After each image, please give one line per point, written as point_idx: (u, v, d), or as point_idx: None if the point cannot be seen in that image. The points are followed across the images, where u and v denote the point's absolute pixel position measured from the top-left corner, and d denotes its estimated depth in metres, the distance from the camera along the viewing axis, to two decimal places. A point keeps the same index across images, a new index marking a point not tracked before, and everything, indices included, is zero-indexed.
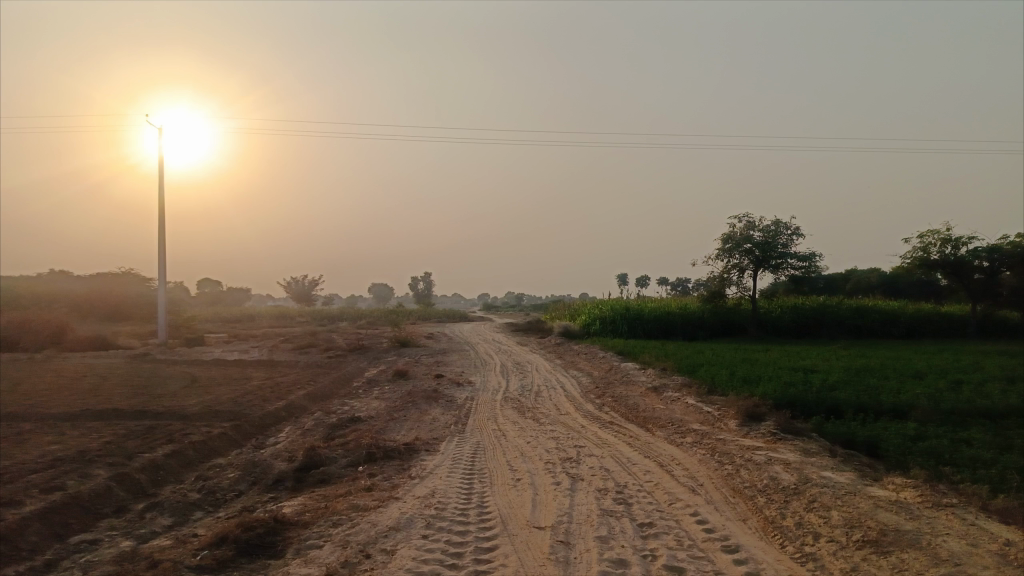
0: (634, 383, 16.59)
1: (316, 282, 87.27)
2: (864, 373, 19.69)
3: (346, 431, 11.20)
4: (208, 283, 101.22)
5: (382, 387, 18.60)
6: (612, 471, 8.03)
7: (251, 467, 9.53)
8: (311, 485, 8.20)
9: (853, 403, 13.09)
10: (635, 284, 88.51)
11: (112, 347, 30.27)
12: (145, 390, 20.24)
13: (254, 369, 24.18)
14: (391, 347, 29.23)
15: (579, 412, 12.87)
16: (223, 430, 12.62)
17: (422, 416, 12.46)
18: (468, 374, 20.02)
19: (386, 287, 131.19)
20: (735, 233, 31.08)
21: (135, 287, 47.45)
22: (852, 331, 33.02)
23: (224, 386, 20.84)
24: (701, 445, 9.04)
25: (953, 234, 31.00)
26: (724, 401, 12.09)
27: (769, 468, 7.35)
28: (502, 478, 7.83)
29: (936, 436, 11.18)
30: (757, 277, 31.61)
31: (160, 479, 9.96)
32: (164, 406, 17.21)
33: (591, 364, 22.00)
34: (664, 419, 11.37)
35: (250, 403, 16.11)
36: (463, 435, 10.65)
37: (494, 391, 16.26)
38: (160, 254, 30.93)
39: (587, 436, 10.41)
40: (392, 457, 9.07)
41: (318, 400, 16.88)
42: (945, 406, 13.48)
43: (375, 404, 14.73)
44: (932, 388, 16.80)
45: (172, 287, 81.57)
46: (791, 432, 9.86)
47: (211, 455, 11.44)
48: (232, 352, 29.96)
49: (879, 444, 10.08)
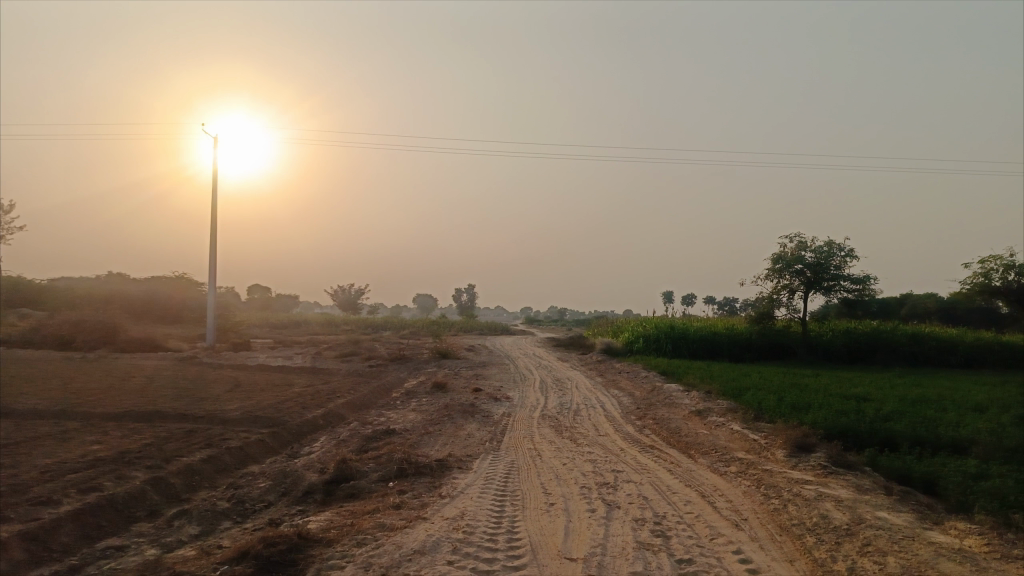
0: (677, 405, 16.13)
1: (362, 291, 88.28)
2: (921, 404, 18.77)
3: (380, 444, 11.06)
4: (258, 289, 103.44)
5: (420, 399, 18.47)
6: (650, 499, 7.68)
7: (283, 477, 9.43)
8: (339, 499, 8.04)
9: (908, 436, 12.44)
10: (681, 303, 87.38)
11: (161, 349, 30.92)
12: (189, 393, 20.50)
13: (297, 376, 24.36)
14: (431, 358, 29.18)
15: (619, 433, 12.51)
16: (260, 437, 12.61)
17: (457, 431, 12.27)
18: (507, 389, 19.77)
19: (430, 298, 132.23)
20: (786, 253, 30.25)
21: (188, 291, 48.60)
22: (907, 358, 31.77)
23: (265, 392, 21.00)
24: (746, 476, 8.60)
25: (1017, 261, 29.61)
26: (771, 429, 11.60)
27: (819, 505, 6.89)
28: (535, 502, 7.54)
29: (1000, 475, 10.50)
30: (807, 298, 30.68)
31: (194, 485, 9.94)
32: (206, 409, 17.38)
33: (633, 383, 21.56)
34: (706, 446, 10.93)
35: (289, 409, 16.13)
36: (498, 453, 10.40)
37: (531, 407, 15.99)
38: (210, 259, 31.50)
39: (626, 460, 10.06)
40: (423, 473, 8.86)
41: (356, 409, 16.83)
42: (1009, 443, 12.71)
43: (412, 416, 14.58)
44: (995, 422, 15.91)
45: (224, 292, 83.53)
46: (842, 465, 9.34)
47: (246, 462, 11.41)
48: (277, 358, 30.30)
49: (937, 482, 9.48)
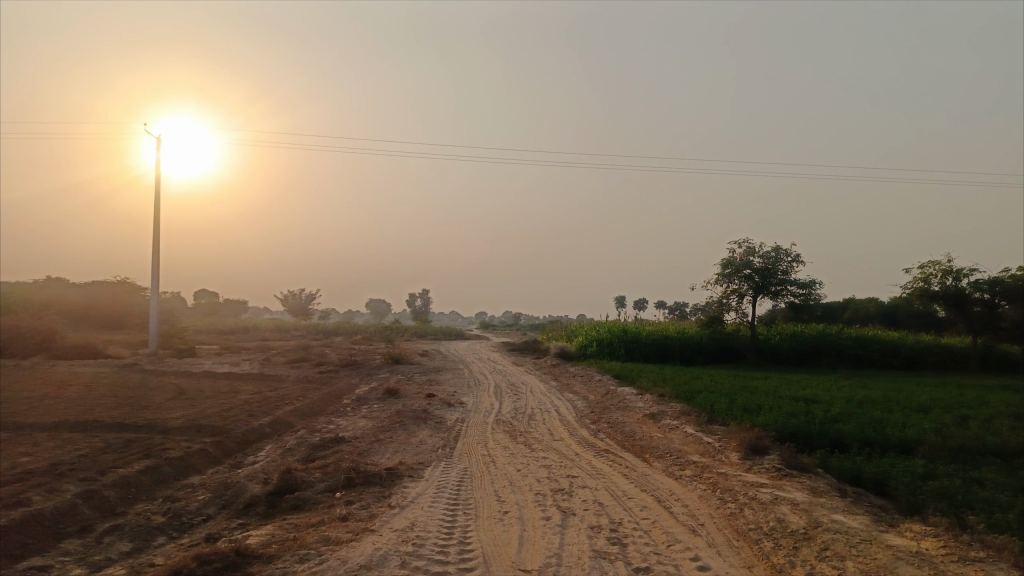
0: (631, 409, 16.09)
1: (313, 295, 86.78)
2: (867, 405, 19.14)
3: (328, 453, 10.68)
4: (205, 294, 100.90)
5: (371, 406, 18.05)
6: (606, 505, 7.51)
7: (224, 489, 8.97)
8: (283, 512, 7.66)
9: (857, 437, 12.59)
10: (633, 307, 88.30)
11: (101, 356, 29.71)
12: (130, 401, 19.65)
13: (244, 382, 23.61)
14: (383, 364, 28.67)
15: (574, 437, 12.37)
16: (203, 446, 12.07)
17: (409, 438, 11.95)
18: (460, 394, 19.49)
19: (383, 303, 130.95)
20: (735, 258, 30.72)
21: (131, 295, 46.97)
22: (852, 361, 32.52)
23: (211, 399, 20.30)
24: (702, 480, 8.50)
25: (954, 266, 30.71)
26: (725, 431, 11.59)
27: (776, 509, 6.81)
28: (488, 511, 7.29)
29: (946, 475, 10.70)
30: (755, 303, 31.14)
31: (130, 497, 9.40)
32: (146, 418, 16.67)
33: (587, 387, 21.50)
34: (661, 449, 10.85)
35: (234, 418, 15.53)
36: (450, 461, 10.11)
37: (485, 412, 15.74)
38: (152, 263, 30.38)
39: (581, 465, 9.90)
40: (372, 483, 8.53)
41: (305, 417, 16.33)
42: (953, 443, 12.98)
43: (363, 423, 14.18)
44: (938, 422, 16.31)
45: (169, 297, 81.23)
46: (796, 468, 9.33)
47: (188, 473, 10.89)
48: (223, 364, 29.41)
49: (887, 483, 9.58)
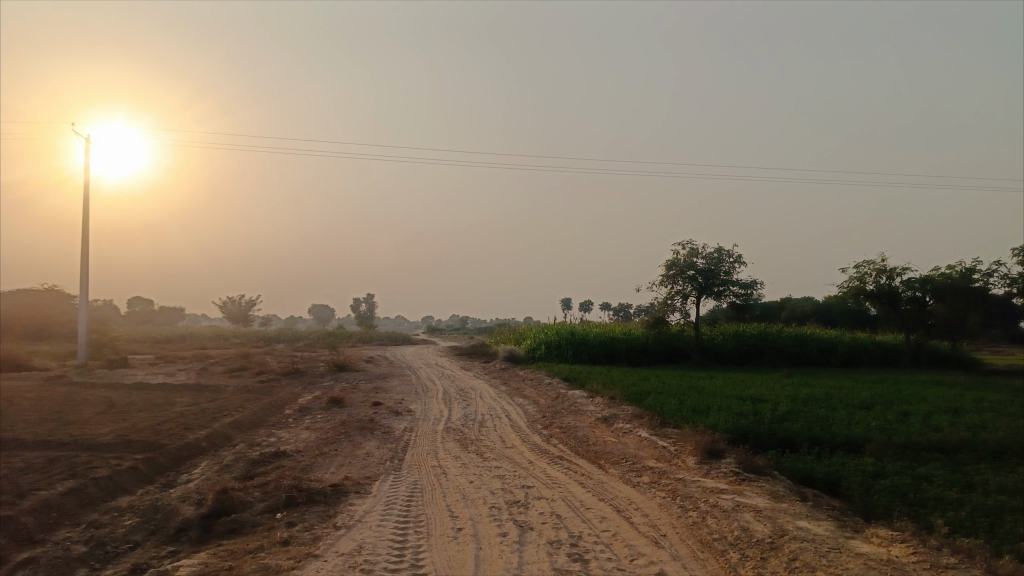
0: (582, 412, 15.86)
1: (253, 301, 84.51)
2: (811, 403, 19.42)
3: (268, 469, 10.10)
4: (138, 301, 97.35)
5: (315, 416, 17.39)
6: (563, 517, 7.20)
7: (154, 512, 8.32)
8: (218, 537, 7.10)
9: (806, 436, 12.64)
10: (578, 309, 88.82)
11: (24, 368, 28.08)
12: (55, 416, 18.49)
13: (179, 394, 22.54)
14: (327, 372, 27.86)
15: (526, 444, 12.03)
16: (134, 464, 11.32)
17: (354, 450, 11.45)
18: (408, 401, 18.97)
19: (326, 308, 128.66)
20: (679, 260, 30.96)
21: (58, 302, 44.81)
22: (792, 359, 33.17)
23: (144, 412, 19.28)
24: (660, 487, 8.26)
25: (888, 265, 31.64)
26: (679, 434, 11.44)
27: (739, 516, 6.60)
28: (441, 529, 6.88)
29: (896, 473, 10.79)
30: (699, 303, 31.45)
31: (51, 523, 8.64)
32: (72, 434, 15.65)
33: (537, 390, 21.25)
34: (616, 455, 10.61)
35: (168, 432, 14.69)
36: (399, 474, 9.65)
37: (434, 420, 15.28)
38: (80, 270, 28.96)
39: (536, 474, 9.57)
40: (316, 501, 8.02)
41: (244, 429, 15.60)
42: (898, 440, 13.15)
43: (306, 435, 13.56)
44: (881, 419, 16.57)
45: (100, 305, 78.02)
46: (753, 471, 9.19)
47: (116, 493, 10.14)
48: (158, 375, 28.13)
49: (840, 483, 9.58)
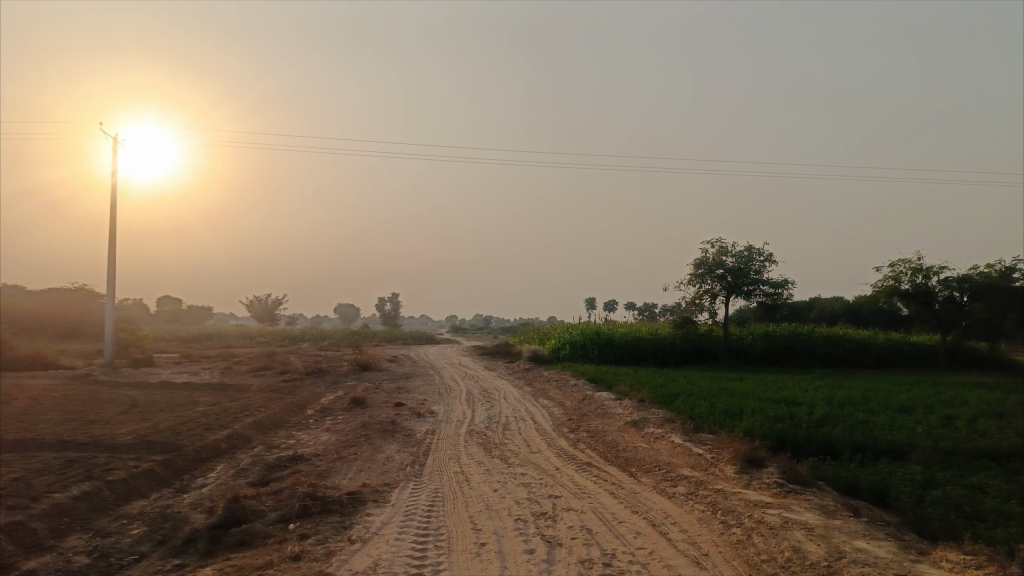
0: (610, 416, 15.29)
1: (278, 301, 84.82)
2: (848, 406, 18.62)
3: (285, 475, 9.71)
4: (167, 300, 98.67)
5: (336, 416, 17.03)
6: (595, 532, 6.68)
7: (163, 521, 7.93)
8: (227, 549, 6.70)
9: (847, 441, 11.96)
10: (602, 309, 88.25)
11: (51, 367, 28.15)
12: (78, 416, 18.31)
13: (203, 393, 22.35)
14: (350, 371, 27.59)
15: (552, 449, 11.53)
16: (151, 467, 11.00)
17: (375, 454, 11.03)
18: (430, 402, 18.50)
19: (351, 308, 129.53)
20: (707, 258, 30.23)
21: (87, 300, 45.18)
22: (824, 359, 32.21)
23: (166, 412, 19.05)
24: (698, 500, 7.69)
25: (924, 264, 30.53)
26: (715, 441, 10.85)
27: (788, 535, 6.04)
28: (463, 543, 6.43)
29: (947, 483, 10.11)
30: (728, 303, 30.67)
31: (61, 529, 8.30)
32: (92, 434, 15.42)
33: (562, 392, 20.74)
34: (648, 462, 10.05)
35: (188, 433, 14.39)
36: (420, 481, 9.17)
37: (456, 422, 14.82)
38: (108, 269, 29.08)
39: (563, 482, 9.04)
40: (332, 511, 7.58)
41: (265, 430, 15.27)
42: (946, 446, 12.41)
43: (325, 437, 13.15)
44: (924, 423, 15.76)
45: (130, 305, 79.05)
46: (798, 482, 8.56)
47: (130, 498, 9.80)
48: (181, 373, 28.01)
49: (888, 493, 8.97)
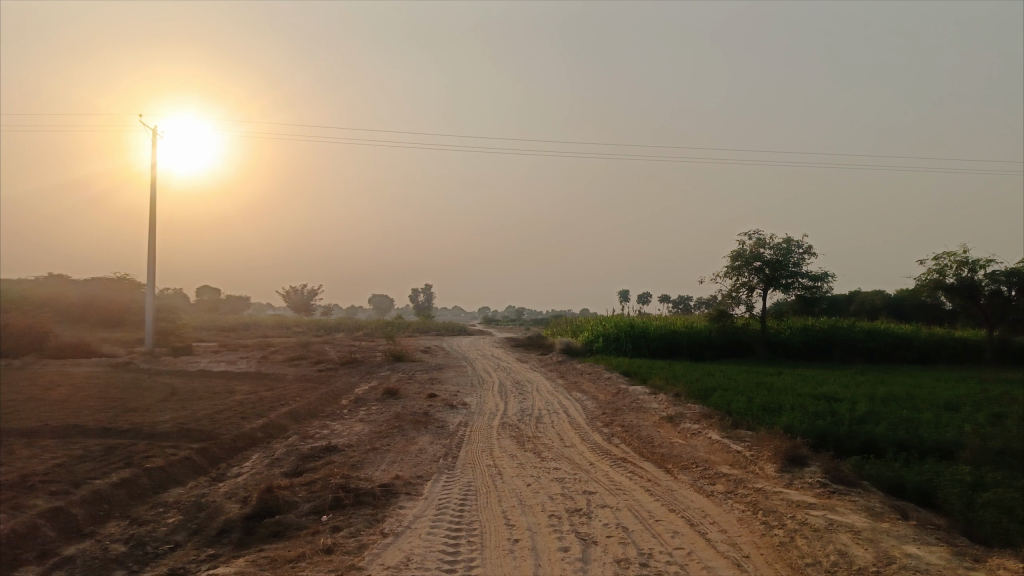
0: (645, 410, 15.06)
1: (314, 292, 85.81)
2: (891, 403, 18.12)
3: (318, 465, 9.72)
4: (207, 290, 100.50)
5: (369, 407, 17.08)
6: (631, 530, 6.52)
7: (198, 510, 7.98)
8: (260, 541, 6.70)
9: (892, 440, 11.57)
10: (636, 302, 87.68)
11: (95, 355, 28.79)
12: (119, 404, 18.65)
13: (240, 382, 22.62)
14: (384, 362, 27.72)
15: (586, 443, 11.37)
16: (188, 455, 11.11)
17: (408, 445, 10.99)
18: (463, 394, 18.46)
19: (386, 299, 130.71)
20: (744, 251, 29.67)
21: (130, 290, 46.11)
22: (864, 354, 31.46)
23: (204, 401, 19.32)
24: (737, 499, 7.47)
25: (970, 257, 29.53)
26: (754, 438, 10.57)
27: (833, 538, 5.80)
28: (496, 539, 6.31)
29: (998, 484, 9.72)
30: (765, 296, 30.09)
31: (101, 515, 8.39)
32: (132, 422, 15.66)
33: (596, 385, 20.55)
34: (685, 459, 9.84)
35: (225, 422, 14.54)
36: (453, 474, 9.10)
37: (489, 414, 14.74)
38: (148, 259, 29.61)
39: (598, 478, 8.88)
40: (364, 504, 7.53)
41: (300, 419, 15.36)
42: (995, 446, 11.95)
43: (359, 428, 13.17)
44: (971, 422, 15.24)
45: (171, 294, 80.70)
46: (842, 482, 8.27)
47: (168, 486, 9.90)
48: (219, 362, 28.40)
49: (935, 494, 8.64)
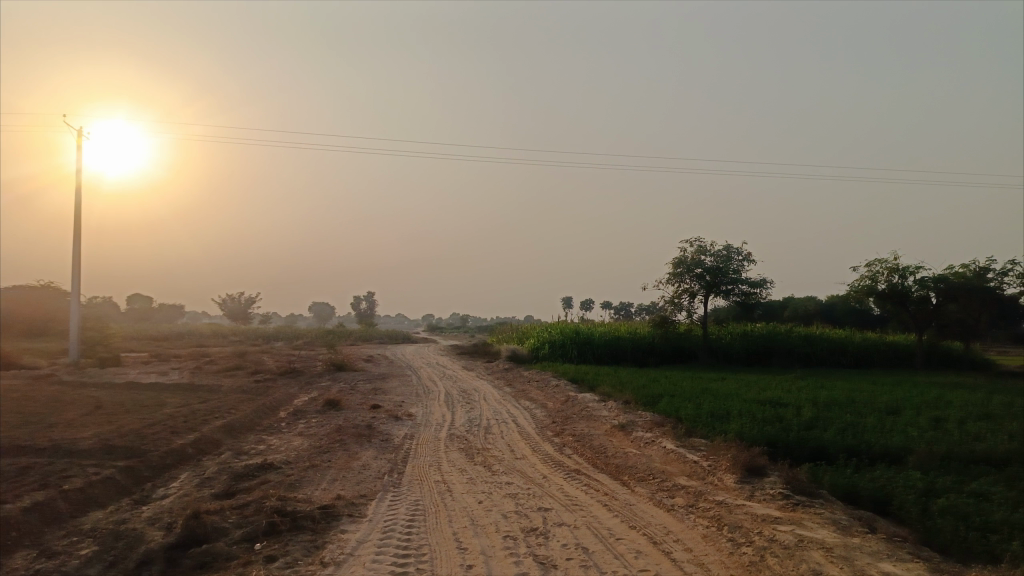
0: (595, 419, 14.75)
1: (253, 299, 83.44)
2: (834, 408, 18.29)
3: (252, 486, 9.02)
4: (138, 298, 96.54)
5: (310, 420, 16.32)
6: (592, 551, 6.12)
7: (119, 539, 7.23)
8: (184, 574, 6.05)
9: (842, 446, 11.52)
10: (580, 309, 88.09)
11: (12, 367, 26.96)
12: (38, 419, 17.36)
13: (171, 394, 21.42)
14: (325, 371, 26.80)
15: (538, 455, 10.95)
16: (110, 474, 10.23)
17: (350, 461, 10.38)
18: (408, 405, 17.84)
19: (326, 306, 128.12)
20: (686, 257, 29.85)
21: (54, 297, 43.68)
22: (803, 359, 32.03)
23: (132, 415, 18.16)
24: (700, 513, 7.15)
25: (901, 264, 30.32)
26: (709, 447, 10.35)
27: (806, 556, 5.52)
28: (448, 565, 5.83)
29: (947, 490, 9.71)
30: (707, 302, 30.34)
31: (8, 545, 7.54)
32: (51, 438, 14.51)
33: (544, 393, 20.17)
34: (641, 470, 9.52)
35: (153, 437, 13.59)
36: (399, 492, 8.54)
37: (435, 426, 14.19)
38: (72, 265, 28.00)
39: (553, 493, 8.46)
40: (303, 529, 6.93)
41: (235, 433, 14.51)
42: (940, 450, 12.03)
43: (297, 442, 12.41)
44: (912, 426, 15.42)
45: (100, 303, 77.32)
46: (803, 493, 8.06)
47: (86, 509, 9.05)
48: (150, 374, 26.96)
49: (891, 502, 8.54)
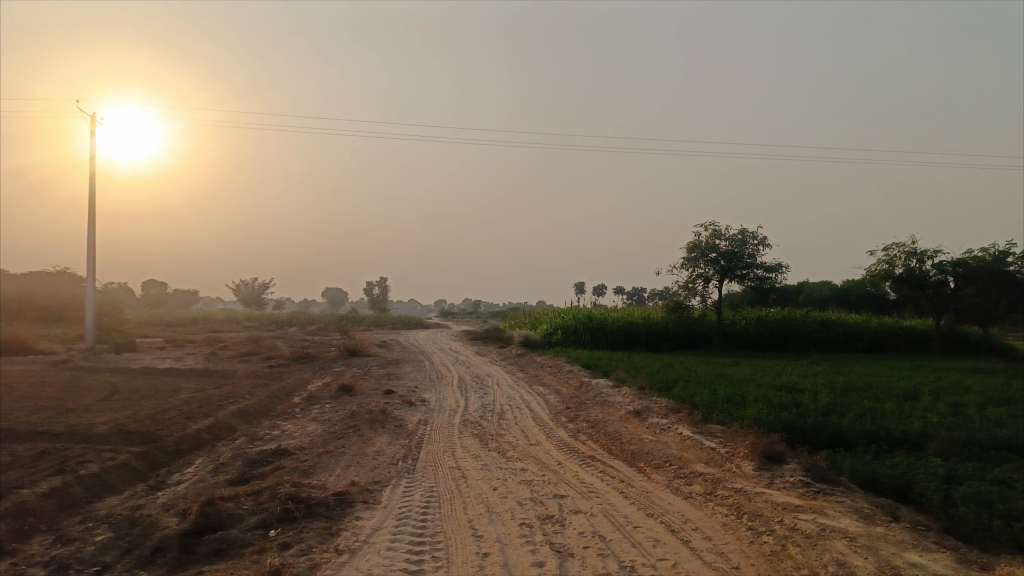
0: (610, 404, 14.65)
1: (266, 284, 83.79)
2: (851, 393, 18.08)
3: (267, 472, 9.00)
4: (153, 284, 97.14)
5: (323, 405, 16.33)
6: (610, 540, 6.03)
7: (135, 525, 7.23)
8: (199, 561, 6.02)
9: (861, 432, 11.36)
10: (592, 294, 87.85)
11: (28, 353, 27.18)
12: (54, 404, 17.47)
13: (185, 380, 21.50)
14: (338, 357, 26.85)
15: (552, 441, 10.87)
16: (126, 460, 10.24)
17: (364, 447, 10.34)
18: (421, 390, 17.80)
19: (339, 292, 128.54)
20: (700, 242, 29.57)
21: (69, 284, 43.97)
22: (818, 344, 31.74)
23: (147, 400, 18.24)
24: (718, 501, 7.05)
25: (919, 247, 29.89)
26: (726, 434, 10.22)
27: (829, 546, 5.41)
28: (464, 553, 5.76)
29: (968, 477, 9.54)
30: (722, 287, 30.09)
31: (25, 530, 7.55)
32: (67, 423, 14.60)
33: (558, 378, 20.08)
34: (657, 457, 9.41)
35: (169, 422, 13.62)
36: (413, 478, 8.49)
37: (449, 411, 14.14)
38: (87, 252, 28.12)
39: (568, 479, 8.37)
40: (317, 516, 6.89)
41: (249, 419, 14.53)
42: (961, 437, 11.83)
43: (311, 428, 12.40)
44: (932, 412, 15.20)
45: (115, 289, 77.86)
46: (823, 480, 7.92)
47: (102, 494, 9.06)
48: (165, 359, 27.11)
49: (913, 489, 8.39)
